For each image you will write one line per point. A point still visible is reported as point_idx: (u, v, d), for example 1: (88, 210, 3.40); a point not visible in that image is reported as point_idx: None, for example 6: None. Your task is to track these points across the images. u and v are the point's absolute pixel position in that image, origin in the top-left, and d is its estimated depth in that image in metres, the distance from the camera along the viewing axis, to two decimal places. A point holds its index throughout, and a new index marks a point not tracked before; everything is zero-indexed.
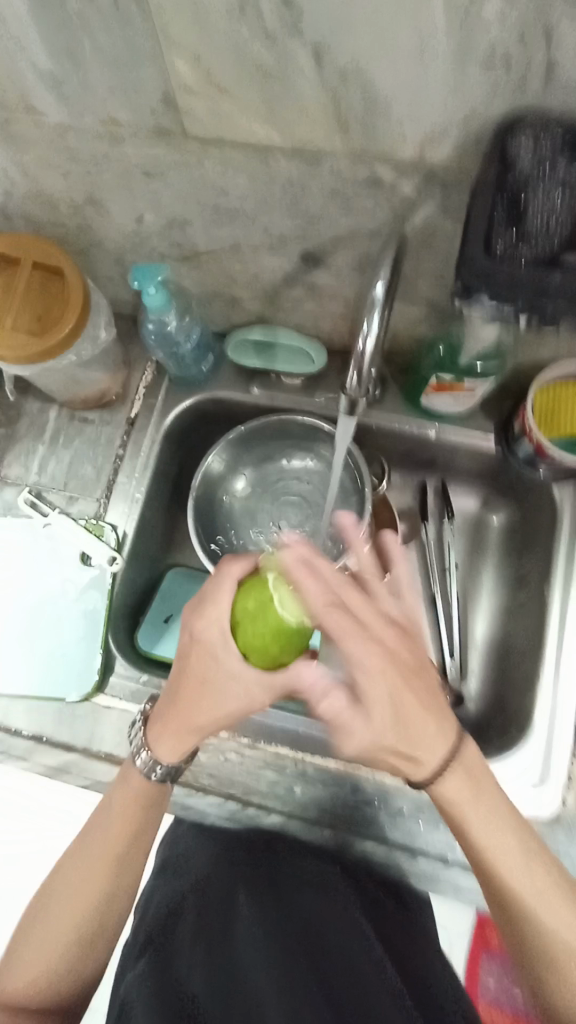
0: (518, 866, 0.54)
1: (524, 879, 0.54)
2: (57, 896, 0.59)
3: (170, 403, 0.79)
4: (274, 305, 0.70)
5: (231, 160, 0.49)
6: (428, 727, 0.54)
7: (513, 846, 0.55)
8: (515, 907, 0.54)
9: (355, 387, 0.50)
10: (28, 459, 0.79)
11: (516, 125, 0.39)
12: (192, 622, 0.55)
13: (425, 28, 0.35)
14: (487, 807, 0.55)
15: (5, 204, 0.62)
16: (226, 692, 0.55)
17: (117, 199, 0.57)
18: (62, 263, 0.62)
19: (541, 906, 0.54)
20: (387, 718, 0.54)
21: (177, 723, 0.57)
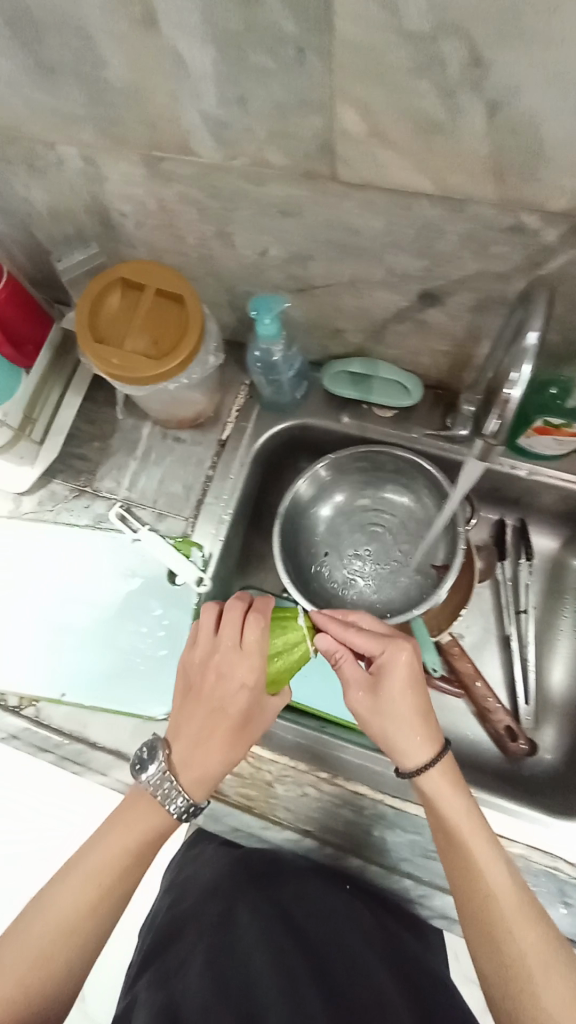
0: (485, 849, 0.55)
1: (492, 869, 0.54)
2: (33, 913, 0.56)
3: (262, 427, 0.80)
4: (378, 338, 0.71)
5: (372, 203, 0.50)
6: (412, 725, 0.59)
7: (480, 843, 0.56)
8: (487, 899, 0.53)
9: (494, 430, 0.49)
10: (120, 474, 0.81)
11: None
12: (217, 658, 0.62)
13: None
14: (458, 790, 0.58)
15: (132, 234, 0.64)
16: (248, 715, 0.61)
17: (245, 233, 0.59)
18: (183, 292, 0.64)
19: (499, 887, 0.54)
20: (391, 715, 0.60)
21: (202, 750, 0.60)
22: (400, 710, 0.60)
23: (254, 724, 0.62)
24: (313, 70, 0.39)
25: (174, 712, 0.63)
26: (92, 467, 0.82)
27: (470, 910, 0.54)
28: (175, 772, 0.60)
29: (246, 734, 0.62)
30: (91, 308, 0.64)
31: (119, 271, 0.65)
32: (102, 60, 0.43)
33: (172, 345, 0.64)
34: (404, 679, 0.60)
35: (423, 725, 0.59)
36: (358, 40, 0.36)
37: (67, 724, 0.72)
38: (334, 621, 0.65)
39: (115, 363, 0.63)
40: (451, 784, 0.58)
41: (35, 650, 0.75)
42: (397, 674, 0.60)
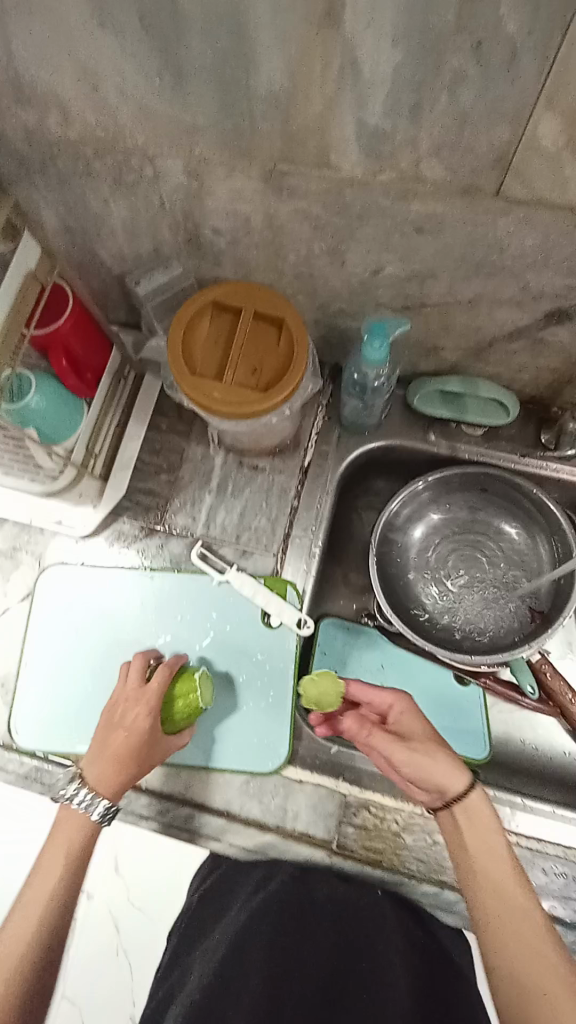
0: (507, 875, 0.52)
1: (502, 878, 0.52)
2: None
3: (344, 450, 0.75)
4: (479, 356, 0.67)
5: (533, 220, 0.45)
6: (436, 759, 0.57)
7: (501, 861, 0.53)
8: (498, 909, 0.50)
9: None
10: (194, 507, 0.75)
11: None
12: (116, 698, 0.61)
13: None
14: (472, 799, 0.55)
15: (222, 250, 0.57)
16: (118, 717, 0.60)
17: (361, 250, 0.53)
18: (285, 313, 0.58)
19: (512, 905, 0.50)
20: (405, 754, 0.57)
21: (115, 763, 0.58)
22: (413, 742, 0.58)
23: (157, 753, 0.60)
24: (524, 76, 0.34)
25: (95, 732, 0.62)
26: (162, 502, 0.75)
27: (481, 918, 0.51)
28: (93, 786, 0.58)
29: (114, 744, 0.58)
30: (183, 337, 0.58)
31: (211, 293, 0.58)
32: (255, 63, 0.37)
33: (275, 375, 0.58)
34: (404, 707, 0.61)
35: (436, 753, 0.57)
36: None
37: (168, 787, 0.66)
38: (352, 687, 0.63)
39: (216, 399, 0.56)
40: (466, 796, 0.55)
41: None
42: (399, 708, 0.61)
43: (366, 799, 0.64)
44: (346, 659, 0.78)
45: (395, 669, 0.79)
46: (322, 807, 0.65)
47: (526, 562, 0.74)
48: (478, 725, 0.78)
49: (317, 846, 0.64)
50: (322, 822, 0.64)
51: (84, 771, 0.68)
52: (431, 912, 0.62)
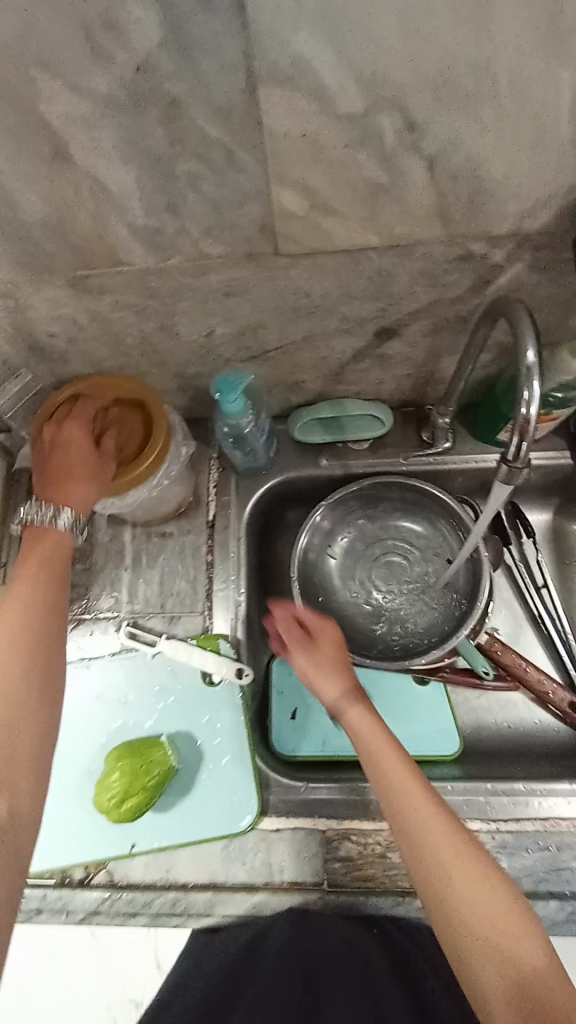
0: (460, 850, 0.48)
1: (469, 870, 0.47)
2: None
3: (245, 496, 0.78)
4: (339, 380, 0.71)
5: (320, 266, 0.49)
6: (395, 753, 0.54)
7: (451, 840, 0.48)
8: (461, 902, 0.45)
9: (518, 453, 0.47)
10: (115, 588, 0.75)
11: None
12: None
13: (546, 120, 0.36)
14: (418, 793, 0.51)
15: (65, 350, 0.60)
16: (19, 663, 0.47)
17: (189, 321, 0.57)
18: (142, 396, 0.61)
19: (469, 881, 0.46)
20: (323, 678, 0.62)
21: None
22: (322, 665, 0.63)
23: None
24: (248, 165, 0.38)
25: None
26: (82, 591, 0.75)
27: (439, 909, 0.46)
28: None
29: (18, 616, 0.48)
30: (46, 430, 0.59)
31: (71, 389, 0.61)
32: (13, 200, 0.40)
33: (135, 457, 0.61)
34: (339, 634, 0.65)
35: (427, 789, 0.52)
36: (294, 131, 0.36)
37: (151, 875, 0.65)
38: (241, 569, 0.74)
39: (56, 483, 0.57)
40: (418, 794, 0.51)
41: (80, 811, 0.67)
42: (385, 734, 0.56)
43: (345, 829, 0.64)
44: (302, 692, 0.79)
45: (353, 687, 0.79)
46: (305, 851, 0.64)
47: (441, 554, 0.77)
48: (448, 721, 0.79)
49: (309, 891, 0.62)
50: (308, 867, 0.63)
51: (62, 886, 0.65)
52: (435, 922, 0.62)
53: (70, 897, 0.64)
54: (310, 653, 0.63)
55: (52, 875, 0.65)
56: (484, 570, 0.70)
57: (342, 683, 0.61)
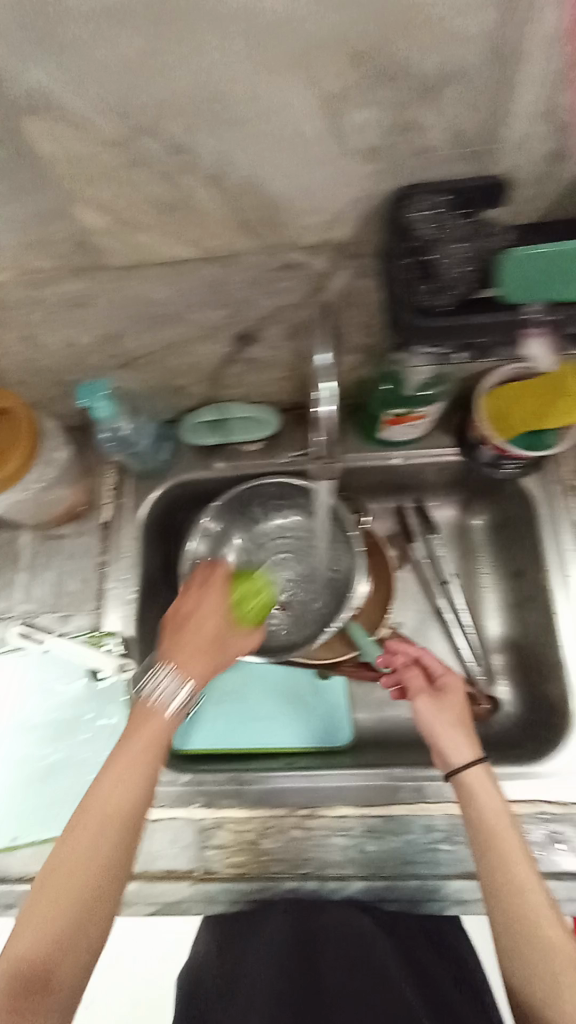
0: (532, 887, 0.52)
1: (538, 910, 0.52)
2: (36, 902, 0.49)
3: (141, 498, 0.80)
4: (218, 384, 0.73)
5: (151, 278, 0.51)
6: (476, 774, 0.59)
7: (530, 881, 0.53)
8: (536, 936, 0.51)
9: None
10: (12, 590, 0.78)
11: (410, 196, 0.42)
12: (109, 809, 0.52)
13: (301, 137, 0.38)
14: (516, 844, 0.55)
15: None
16: (85, 820, 0.51)
17: (48, 332, 0.59)
18: (10, 403, 0.63)
19: (544, 919, 0.51)
20: (452, 736, 0.63)
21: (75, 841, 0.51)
22: (447, 710, 0.65)
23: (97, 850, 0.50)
24: (35, 189, 0.41)
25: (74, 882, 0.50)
26: None
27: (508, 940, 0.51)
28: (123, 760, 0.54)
29: (78, 843, 0.50)
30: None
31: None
32: None
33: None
34: (463, 695, 0.66)
35: (514, 833, 0.55)
36: (66, 157, 0.38)
37: (31, 867, 0.66)
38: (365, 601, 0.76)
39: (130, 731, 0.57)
40: (518, 848, 0.54)
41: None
42: (493, 788, 0.58)
43: (220, 818, 0.66)
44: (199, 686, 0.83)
45: (250, 679, 0.83)
46: (181, 839, 0.66)
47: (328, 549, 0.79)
48: (336, 710, 0.82)
49: (182, 878, 0.64)
50: (183, 855, 0.65)
51: None
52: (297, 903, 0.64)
53: None
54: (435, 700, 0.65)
55: None
56: (357, 563, 0.73)
57: (446, 706, 0.65)
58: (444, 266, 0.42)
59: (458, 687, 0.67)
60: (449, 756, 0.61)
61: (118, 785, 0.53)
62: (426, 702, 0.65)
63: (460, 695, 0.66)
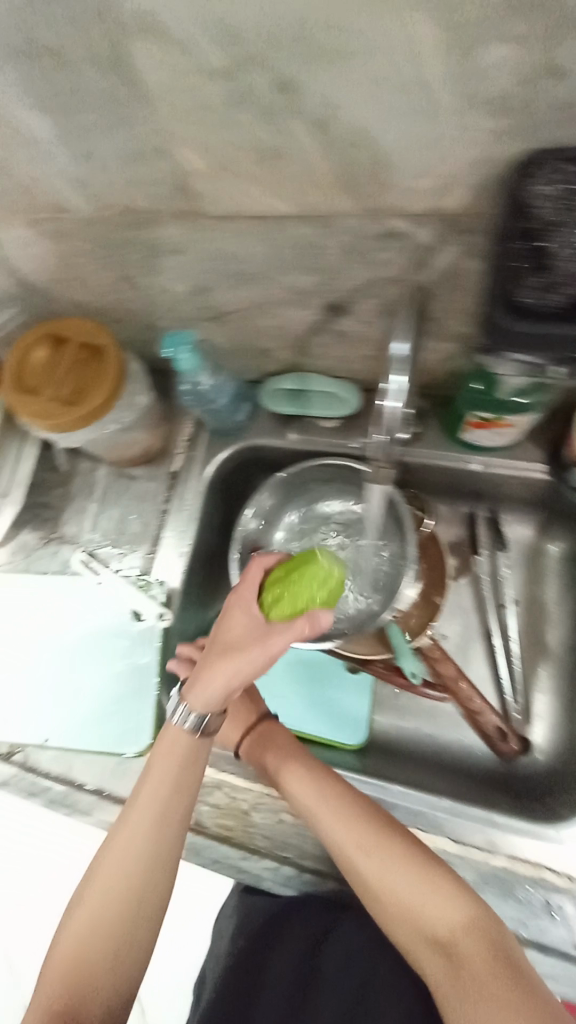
0: (450, 896, 0.55)
1: (441, 907, 0.55)
2: (85, 901, 0.58)
3: (210, 455, 0.81)
4: (305, 353, 0.70)
5: (245, 231, 0.49)
6: (343, 829, 0.59)
7: (430, 891, 0.56)
8: (447, 970, 0.54)
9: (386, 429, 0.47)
10: (82, 517, 0.83)
11: (535, 167, 0.37)
12: (115, 845, 0.59)
13: (421, 77, 0.34)
14: (406, 852, 0.58)
15: (48, 289, 0.66)
16: (108, 870, 0.59)
17: (144, 275, 0.60)
18: (105, 343, 0.66)
19: (444, 929, 0.54)
20: (313, 799, 0.62)
21: (92, 891, 0.58)
22: (302, 773, 0.64)
23: (119, 852, 0.59)
24: (141, 124, 0.40)
25: (88, 915, 0.58)
26: (58, 514, 0.85)
27: (401, 934, 0.57)
28: (148, 815, 0.59)
29: (97, 897, 0.58)
30: (19, 360, 0.67)
31: (49, 325, 0.67)
32: None
33: (84, 396, 0.66)
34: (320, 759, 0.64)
35: (404, 852, 0.58)
36: (173, 88, 0.37)
37: (55, 768, 0.73)
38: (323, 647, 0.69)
39: (152, 801, 0.60)
40: (380, 838, 0.58)
41: (19, 700, 0.77)
42: (329, 798, 0.61)
43: (219, 779, 0.68)
44: None
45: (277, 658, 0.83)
46: None
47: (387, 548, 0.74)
48: (359, 712, 0.79)
49: None
50: None
51: None
52: (275, 885, 0.65)
53: None
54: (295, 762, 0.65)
55: None
56: (409, 570, 0.70)
57: (300, 781, 0.63)
58: (562, 257, 0.39)
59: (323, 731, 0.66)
60: (315, 818, 0.61)
61: (156, 807, 0.59)
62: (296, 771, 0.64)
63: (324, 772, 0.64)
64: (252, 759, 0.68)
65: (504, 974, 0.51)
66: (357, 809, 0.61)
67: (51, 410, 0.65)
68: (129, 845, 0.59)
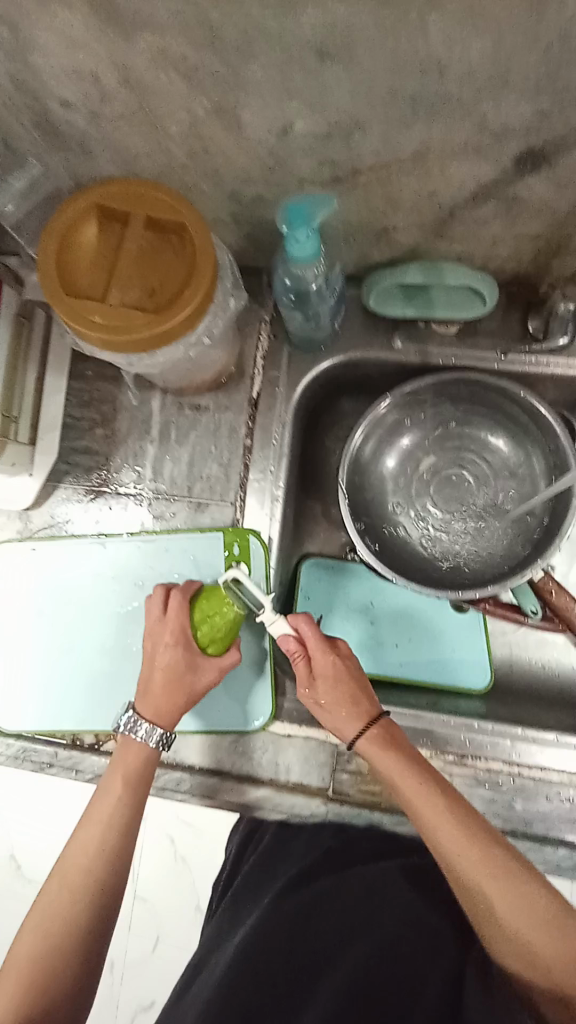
0: (478, 858, 0.49)
1: (475, 857, 0.49)
2: (32, 928, 0.47)
3: (296, 374, 0.66)
4: (439, 233, 0.54)
5: (474, 13, 0.32)
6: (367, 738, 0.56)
7: (467, 839, 0.50)
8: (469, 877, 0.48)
9: None
10: (138, 463, 0.67)
11: None
12: (68, 860, 0.50)
13: None
14: (447, 814, 0.51)
15: (88, 137, 0.45)
16: (53, 889, 0.49)
17: (257, 107, 0.41)
18: (186, 220, 0.47)
19: (477, 868, 0.48)
20: (336, 719, 0.57)
21: (42, 918, 0.47)
22: (332, 702, 0.57)
23: (73, 864, 0.50)
24: None
25: (33, 946, 0.46)
26: (103, 459, 0.67)
27: (462, 893, 0.49)
28: (93, 812, 0.52)
29: (47, 919, 0.47)
30: (60, 246, 0.47)
31: (95, 193, 0.47)
32: None
33: (166, 302, 0.47)
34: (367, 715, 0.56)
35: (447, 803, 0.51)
36: None
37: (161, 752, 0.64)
38: (331, 674, 0.57)
39: (92, 803, 0.53)
40: (448, 822, 0.50)
41: (98, 683, 0.66)
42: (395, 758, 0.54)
43: None
44: (328, 598, 0.76)
45: (381, 603, 0.75)
46: (313, 760, 0.63)
47: (529, 475, 0.66)
48: (478, 654, 0.73)
49: (313, 795, 0.62)
50: (314, 773, 0.62)
51: (73, 746, 0.66)
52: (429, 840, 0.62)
53: (79, 758, 0.66)
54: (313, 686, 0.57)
55: (64, 735, 0.66)
56: (571, 509, 0.59)
57: (333, 684, 0.57)
58: None
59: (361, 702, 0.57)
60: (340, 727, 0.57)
61: (111, 820, 0.52)
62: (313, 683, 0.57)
63: (365, 702, 0.57)
64: (365, 748, 0.56)
65: (530, 897, 0.47)
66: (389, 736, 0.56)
67: (120, 321, 0.46)
68: (84, 843, 0.50)
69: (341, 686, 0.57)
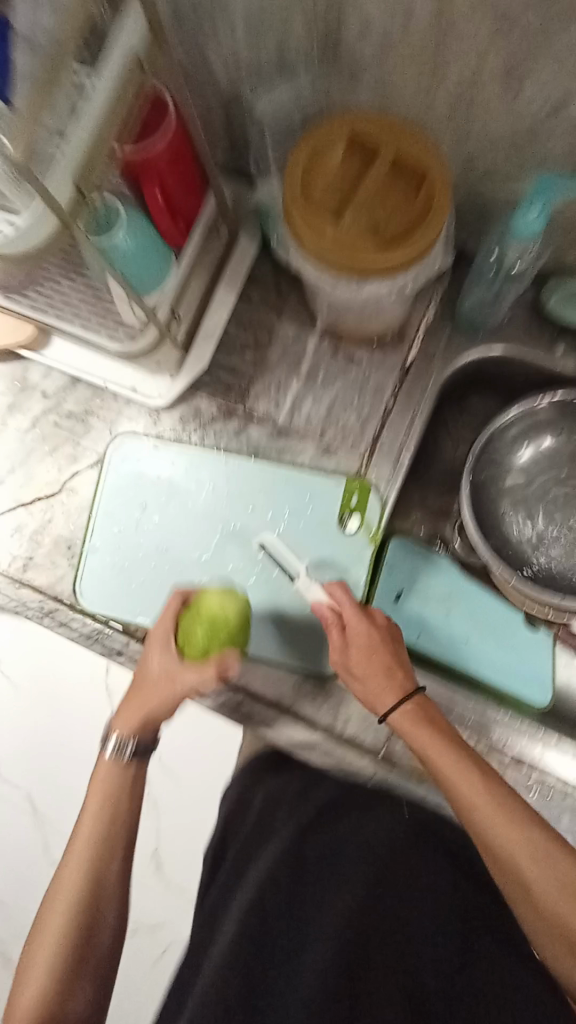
0: (510, 826, 0.50)
1: (504, 825, 0.50)
2: (39, 935, 0.53)
3: (454, 351, 0.66)
4: None
5: None
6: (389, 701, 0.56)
7: (495, 807, 0.51)
8: (497, 841, 0.50)
9: None
10: (279, 394, 0.68)
11: None
12: (63, 868, 0.55)
13: None
14: (480, 783, 0.52)
15: (365, 59, 0.46)
16: (51, 901, 0.54)
17: (551, 64, 0.41)
18: (429, 163, 0.48)
19: (508, 835, 0.50)
20: (367, 676, 0.57)
21: (46, 922, 0.53)
22: (367, 661, 0.57)
23: (69, 867, 0.55)
24: None
25: (38, 948, 0.52)
26: (245, 383, 0.69)
27: (492, 853, 0.50)
28: (82, 825, 0.56)
29: (48, 926, 0.53)
30: (305, 165, 0.48)
31: (350, 122, 0.48)
32: None
33: (390, 241, 0.48)
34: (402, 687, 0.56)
35: (478, 776, 0.52)
36: None
37: None
38: (365, 632, 0.58)
39: (81, 817, 0.57)
40: (479, 790, 0.52)
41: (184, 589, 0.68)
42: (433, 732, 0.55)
43: None
44: (412, 575, 0.76)
45: (460, 595, 0.76)
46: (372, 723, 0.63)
47: None
48: (541, 668, 0.74)
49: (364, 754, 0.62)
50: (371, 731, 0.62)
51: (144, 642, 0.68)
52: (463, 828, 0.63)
53: None
54: (346, 640, 0.58)
55: (137, 628, 0.68)
56: None
57: (372, 642, 0.57)
58: None
59: (396, 671, 0.57)
60: (366, 686, 0.57)
61: (93, 837, 0.55)
62: (349, 633, 0.58)
63: (401, 670, 0.57)
64: (399, 716, 0.56)
65: (558, 860, 0.49)
66: (430, 712, 0.56)
67: (343, 247, 0.48)
68: (70, 860, 0.55)
69: (379, 647, 0.57)
